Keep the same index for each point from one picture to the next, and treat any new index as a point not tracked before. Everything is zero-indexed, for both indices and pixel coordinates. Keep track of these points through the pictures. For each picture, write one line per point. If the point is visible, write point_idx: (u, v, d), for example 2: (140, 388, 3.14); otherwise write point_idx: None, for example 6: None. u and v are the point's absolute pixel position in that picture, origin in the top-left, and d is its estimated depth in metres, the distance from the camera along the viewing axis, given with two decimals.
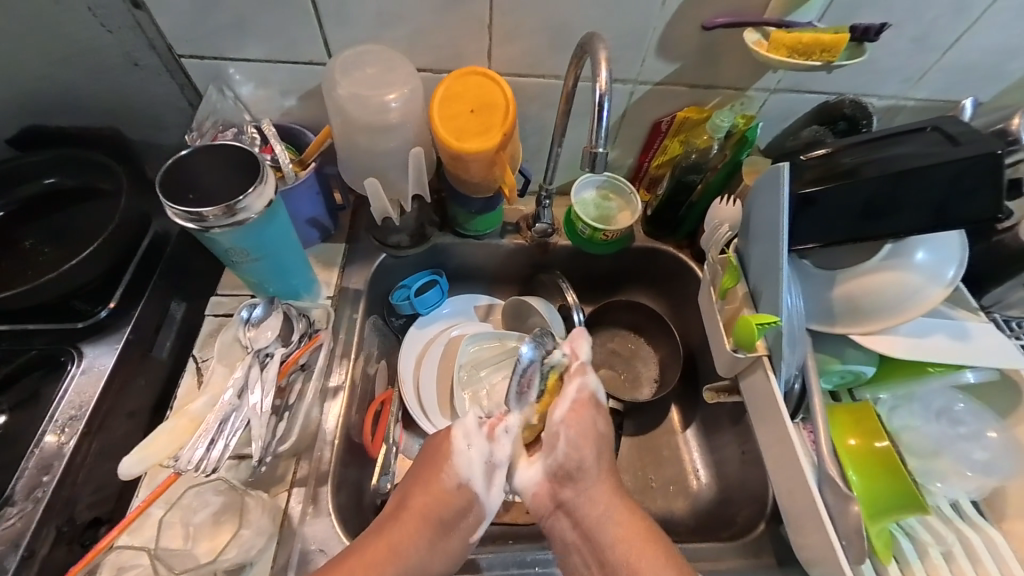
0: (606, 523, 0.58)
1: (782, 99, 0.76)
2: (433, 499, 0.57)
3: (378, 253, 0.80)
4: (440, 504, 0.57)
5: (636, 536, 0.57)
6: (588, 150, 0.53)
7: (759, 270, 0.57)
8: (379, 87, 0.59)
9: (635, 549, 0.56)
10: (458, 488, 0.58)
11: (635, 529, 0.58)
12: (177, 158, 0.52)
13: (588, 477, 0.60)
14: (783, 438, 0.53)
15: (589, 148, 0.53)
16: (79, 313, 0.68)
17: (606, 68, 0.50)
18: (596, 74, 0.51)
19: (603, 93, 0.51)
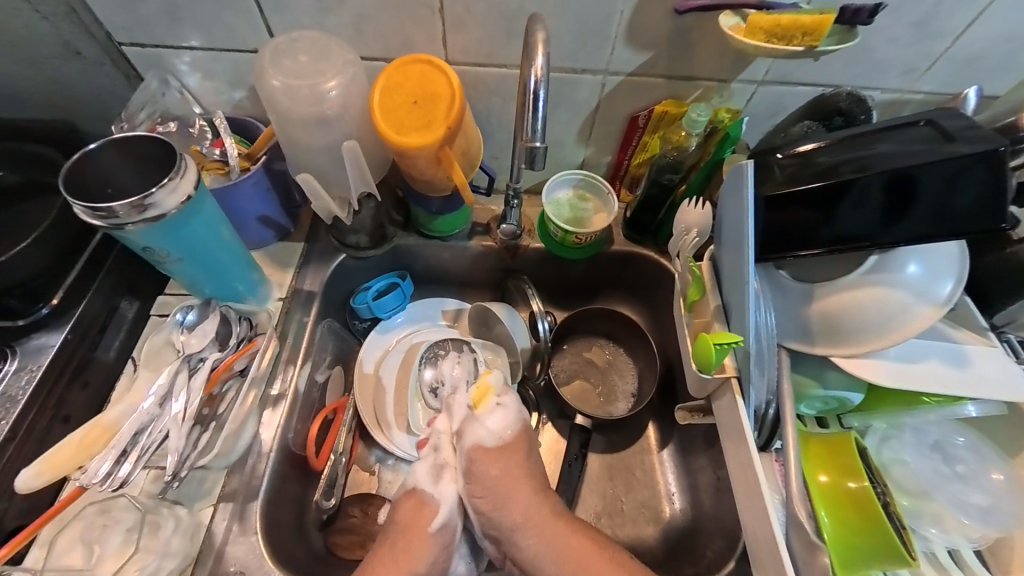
0: (543, 559, 0.50)
1: (769, 92, 0.70)
2: (412, 523, 0.53)
3: (336, 254, 0.76)
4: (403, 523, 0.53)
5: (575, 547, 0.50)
6: (525, 145, 0.50)
7: (729, 281, 0.51)
8: (312, 77, 0.56)
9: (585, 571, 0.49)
10: (414, 508, 0.54)
11: (585, 550, 0.50)
12: (79, 153, 0.48)
13: (510, 521, 0.51)
14: (746, 469, 0.47)
15: (525, 142, 0.50)
16: (13, 311, 0.63)
17: (542, 53, 0.46)
18: (530, 56, 0.47)
19: (538, 80, 0.47)
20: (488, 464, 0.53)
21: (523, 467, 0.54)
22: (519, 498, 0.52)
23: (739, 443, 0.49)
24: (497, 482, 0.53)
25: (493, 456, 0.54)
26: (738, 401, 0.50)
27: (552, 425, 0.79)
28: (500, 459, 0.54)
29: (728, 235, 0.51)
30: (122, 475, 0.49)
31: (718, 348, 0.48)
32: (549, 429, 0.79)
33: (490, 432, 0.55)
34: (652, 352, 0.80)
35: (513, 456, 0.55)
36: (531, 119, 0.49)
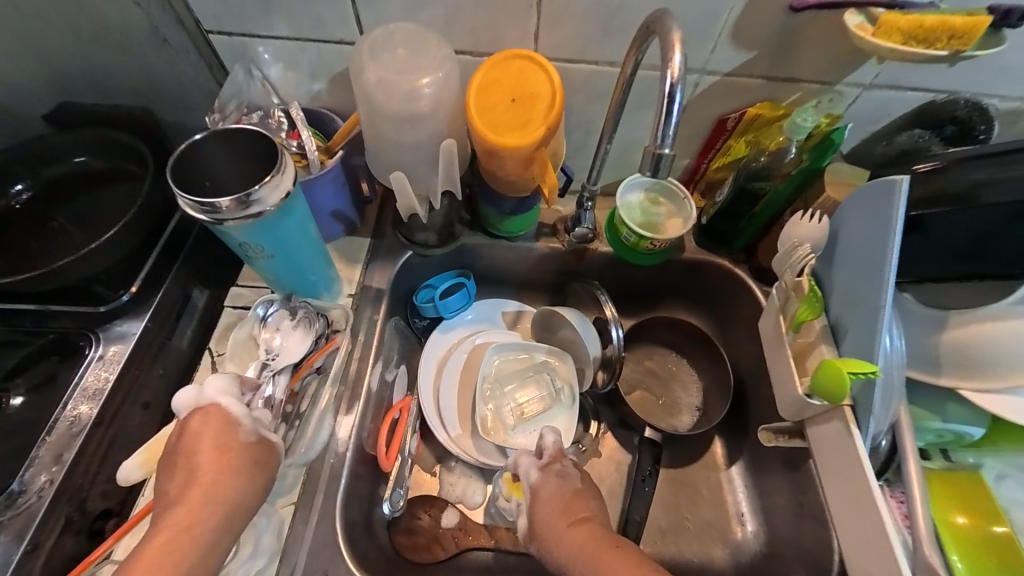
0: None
1: (876, 98, 0.65)
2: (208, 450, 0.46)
3: (402, 251, 0.74)
4: (226, 454, 0.46)
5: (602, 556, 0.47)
6: (652, 151, 0.46)
7: (846, 300, 0.49)
8: (410, 72, 0.54)
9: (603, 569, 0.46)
10: (255, 451, 0.48)
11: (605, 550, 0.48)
12: (188, 144, 0.48)
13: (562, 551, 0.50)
14: (864, 505, 0.46)
15: (653, 150, 0.46)
16: (99, 298, 0.65)
17: (682, 51, 0.42)
18: (666, 57, 0.43)
19: (673, 82, 0.43)
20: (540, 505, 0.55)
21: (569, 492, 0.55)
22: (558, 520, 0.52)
23: (854, 477, 0.47)
24: (548, 519, 0.53)
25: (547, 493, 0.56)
26: (852, 429, 0.47)
27: (612, 434, 0.77)
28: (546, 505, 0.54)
29: (852, 253, 0.48)
30: None
31: (853, 377, 0.44)
32: (609, 439, 0.77)
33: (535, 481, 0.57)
34: (723, 364, 0.76)
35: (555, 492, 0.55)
36: (662, 121, 0.45)
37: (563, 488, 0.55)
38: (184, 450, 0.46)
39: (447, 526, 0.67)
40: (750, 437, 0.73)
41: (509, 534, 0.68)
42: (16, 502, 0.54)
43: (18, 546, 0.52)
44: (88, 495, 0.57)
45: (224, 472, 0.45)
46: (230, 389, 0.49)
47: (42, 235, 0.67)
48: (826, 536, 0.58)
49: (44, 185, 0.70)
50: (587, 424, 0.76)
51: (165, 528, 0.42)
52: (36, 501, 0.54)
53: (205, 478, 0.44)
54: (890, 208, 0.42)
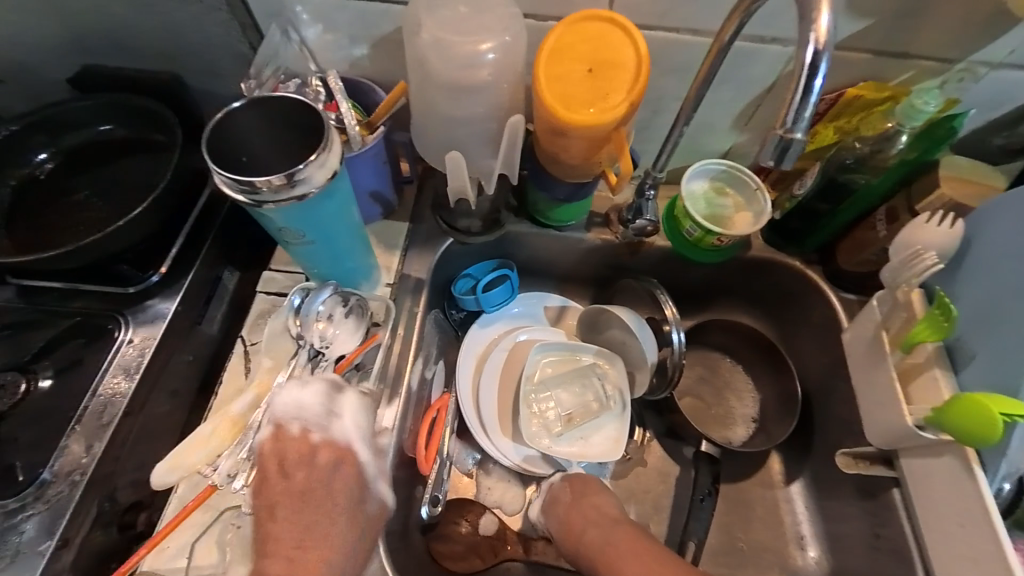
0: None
1: (1001, 80, 0.56)
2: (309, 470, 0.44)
3: (444, 237, 0.69)
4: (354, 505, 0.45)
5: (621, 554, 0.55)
6: (781, 136, 0.37)
7: (984, 318, 0.44)
8: (472, 34, 0.48)
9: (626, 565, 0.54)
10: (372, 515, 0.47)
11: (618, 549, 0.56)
12: (223, 113, 0.43)
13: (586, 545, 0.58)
14: (988, 557, 0.40)
15: (784, 133, 0.37)
16: (127, 278, 0.61)
17: (831, 10, 0.35)
18: (809, 17, 0.36)
19: (821, 48, 0.35)
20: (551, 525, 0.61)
21: (574, 506, 0.61)
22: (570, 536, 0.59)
23: (976, 524, 0.41)
24: (566, 535, 0.59)
25: (548, 511, 0.62)
26: (980, 473, 0.41)
27: (659, 442, 0.72)
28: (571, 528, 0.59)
29: (1003, 263, 0.43)
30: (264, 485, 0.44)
31: (1003, 419, 0.38)
32: (656, 449, 0.71)
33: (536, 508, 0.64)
34: (787, 374, 0.70)
35: (558, 509, 0.61)
36: (792, 100, 0.36)
37: (560, 507, 0.61)
38: (311, 487, 0.44)
39: (485, 534, 0.64)
40: (813, 455, 0.67)
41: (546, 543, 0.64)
42: (46, 493, 0.51)
43: (48, 539, 0.49)
44: (118, 486, 0.55)
45: (342, 537, 0.43)
46: (364, 427, 0.48)
47: (67, 208, 0.63)
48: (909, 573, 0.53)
49: (68, 154, 0.66)
50: (632, 431, 0.72)
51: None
52: (66, 492, 0.51)
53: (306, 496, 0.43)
54: None
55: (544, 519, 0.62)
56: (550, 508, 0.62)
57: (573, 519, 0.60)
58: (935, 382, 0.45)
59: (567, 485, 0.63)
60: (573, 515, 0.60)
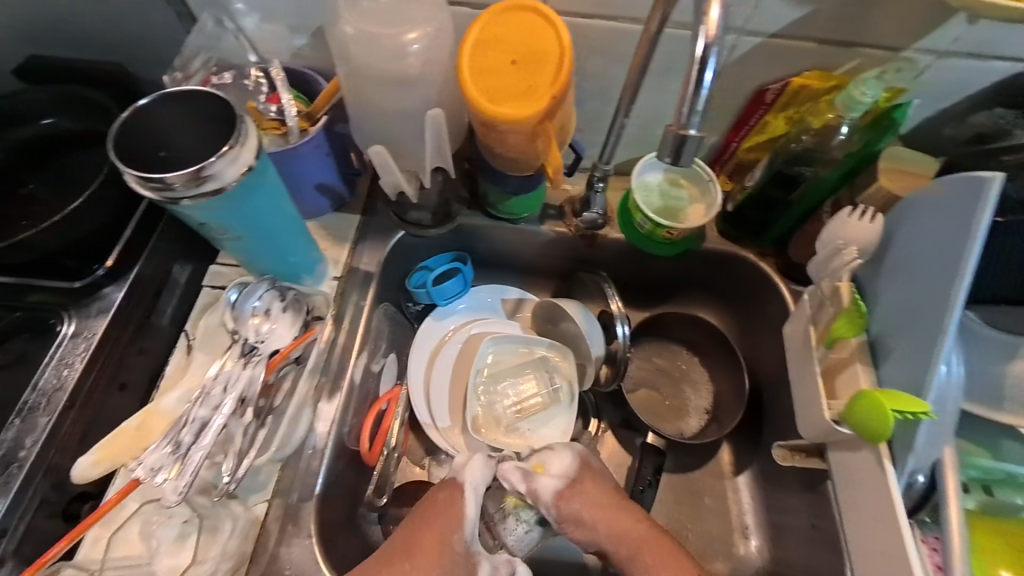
0: None
1: (954, 67, 0.53)
2: (439, 526, 0.50)
3: (395, 230, 0.68)
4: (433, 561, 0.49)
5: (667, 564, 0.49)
6: (675, 132, 0.40)
7: (896, 316, 0.44)
8: (396, 25, 0.47)
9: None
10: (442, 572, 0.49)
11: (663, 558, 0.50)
12: (132, 110, 0.44)
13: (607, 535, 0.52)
14: (894, 552, 0.40)
15: (676, 130, 0.40)
16: (71, 272, 0.61)
17: (721, 5, 0.36)
18: (701, 11, 0.37)
19: (710, 41, 0.36)
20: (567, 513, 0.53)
21: (601, 498, 0.54)
22: (598, 524, 0.53)
23: (884, 520, 0.41)
24: (582, 522, 0.53)
25: (568, 499, 0.53)
26: (887, 467, 0.41)
27: (613, 433, 0.71)
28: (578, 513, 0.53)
29: (897, 265, 0.45)
30: (186, 477, 0.46)
31: (896, 415, 0.39)
32: (610, 440, 0.71)
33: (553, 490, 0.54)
34: (739, 369, 0.69)
35: (584, 498, 0.53)
36: (686, 98, 0.39)
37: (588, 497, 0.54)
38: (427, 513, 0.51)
39: None
40: (762, 448, 0.67)
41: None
42: None
43: None
44: (65, 476, 0.56)
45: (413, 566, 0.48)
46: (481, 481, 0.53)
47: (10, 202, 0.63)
48: (840, 564, 0.54)
49: (14, 148, 0.64)
50: (586, 422, 0.70)
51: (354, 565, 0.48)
52: (7, 484, 0.52)
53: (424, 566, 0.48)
54: (974, 214, 0.37)
55: (551, 504, 0.53)
56: (572, 493, 0.53)
57: (603, 508, 0.53)
58: (856, 377, 0.45)
59: (580, 467, 0.55)
60: (600, 507, 0.53)
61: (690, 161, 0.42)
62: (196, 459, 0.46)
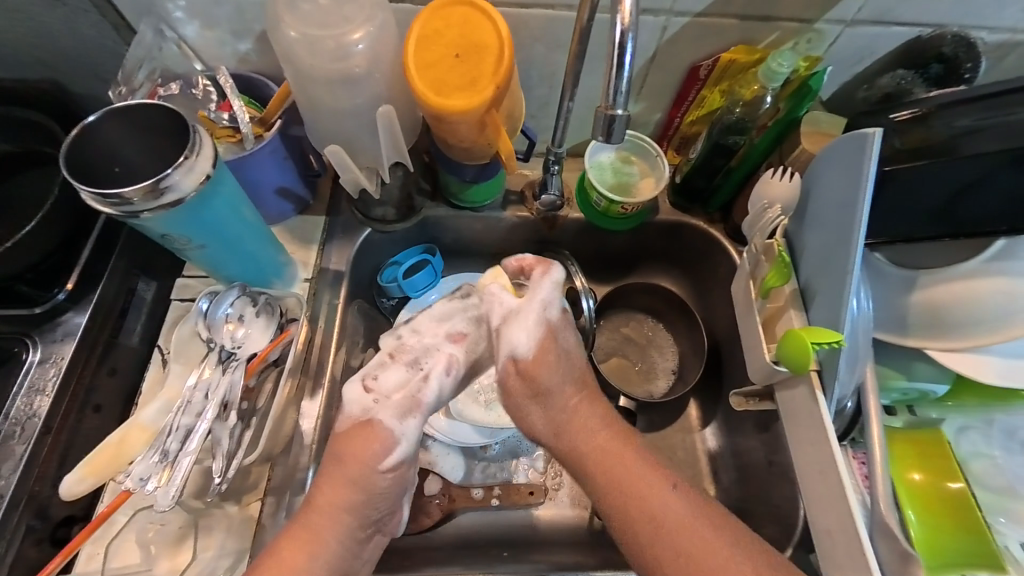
0: (586, 433, 0.53)
1: (860, 35, 0.59)
2: (343, 491, 0.49)
3: (361, 228, 0.69)
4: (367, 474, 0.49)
5: (611, 453, 0.51)
6: (604, 112, 0.44)
7: (817, 261, 0.49)
8: (337, 26, 0.48)
9: (650, 492, 0.48)
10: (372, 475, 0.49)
11: (628, 462, 0.51)
12: (80, 128, 0.45)
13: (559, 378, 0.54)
14: (826, 468, 0.45)
15: (605, 110, 0.44)
16: (31, 299, 0.60)
17: None
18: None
19: (626, 28, 0.40)
20: (532, 360, 0.53)
21: (562, 359, 0.55)
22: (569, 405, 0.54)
23: (820, 445, 0.46)
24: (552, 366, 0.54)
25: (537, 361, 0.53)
26: (820, 396, 0.46)
27: None
28: (537, 369, 0.54)
29: (815, 216, 0.49)
30: (175, 482, 0.47)
31: (817, 347, 0.45)
32: None
33: (525, 339, 0.54)
34: (698, 329, 0.75)
35: (541, 361, 0.54)
36: (613, 78, 0.42)
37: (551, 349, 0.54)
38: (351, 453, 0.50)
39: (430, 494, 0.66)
40: (723, 400, 0.73)
41: (468, 496, 0.66)
42: None
43: None
44: (48, 502, 0.55)
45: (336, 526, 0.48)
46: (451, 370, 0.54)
47: None
48: (796, 492, 0.60)
49: None
50: None
51: (295, 538, 0.47)
52: None
53: (346, 486, 0.49)
54: (863, 163, 0.42)
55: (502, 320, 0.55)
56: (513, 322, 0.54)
57: (580, 406, 0.54)
58: (790, 320, 0.51)
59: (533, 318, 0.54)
60: (546, 371, 0.54)
61: (623, 137, 0.46)
62: (184, 464, 0.47)
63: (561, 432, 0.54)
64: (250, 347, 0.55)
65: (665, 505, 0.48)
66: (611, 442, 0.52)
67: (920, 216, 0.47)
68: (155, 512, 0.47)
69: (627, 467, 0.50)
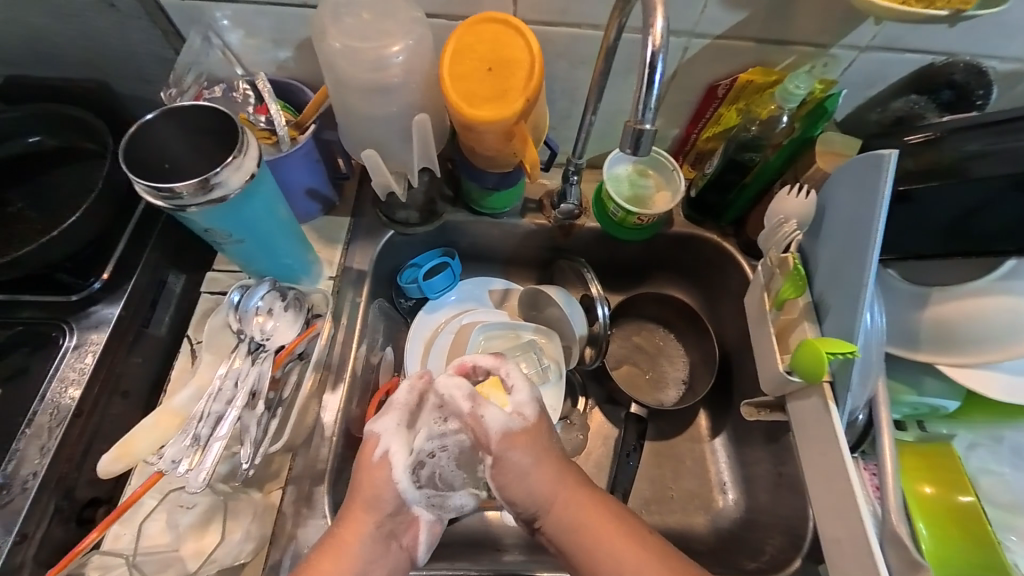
0: (569, 528, 0.50)
1: (873, 59, 0.61)
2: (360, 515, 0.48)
3: (384, 230, 0.71)
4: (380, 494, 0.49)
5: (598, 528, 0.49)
6: (632, 127, 0.46)
7: (831, 276, 0.51)
8: (378, 39, 0.51)
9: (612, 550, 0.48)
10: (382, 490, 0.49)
11: (609, 537, 0.48)
12: (137, 126, 0.48)
13: (541, 492, 0.51)
14: (836, 476, 0.46)
15: (633, 125, 0.46)
16: (70, 287, 0.62)
17: (662, 15, 0.41)
18: (648, 21, 0.42)
19: (656, 50, 0.42)
20: (508, 449, 0.51)
21: (546, 454, 0.52)
22: (551, 494, 0.51)
23: (831, 454, 0.47)
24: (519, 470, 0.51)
25: (517, 443, 0.51)
26: (831, 406, 0.48)
27: (599, 409, 0.76)
28: (519, 443, 0.51)
29: (831, 235, 0.51)
30: (205, 466, 0.48)
31: (830, 357, 0.46)
32: (597, 414, 0.76)
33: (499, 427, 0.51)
34: (709, 339, 0.76)
35: (519, 465, 0.51)
36: (640, 95, 0.44)
37: (520, 455, 0.51)
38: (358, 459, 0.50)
39: None
40: (732, 410, 0.74)
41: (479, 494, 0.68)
42: None
43: (7, 536, 0.51)
44: (75, 484, 0.57)
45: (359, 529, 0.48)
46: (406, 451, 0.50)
47: None
48: (804, 503, 0.61)
49: None
50: (574, 400, 0.76)
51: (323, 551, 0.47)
52: (21, 495, 0.53)
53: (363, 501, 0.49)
54: (877, 185, 0.44)
55: (500, 448, 0.51)
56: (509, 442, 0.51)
57: (563, 493, 0.51)
58: (803, 332, 0.53)
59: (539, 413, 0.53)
60: (544, 468, 0.51)
61: (648, 150, 0.48)
62: (214, 450, 0.49)
63: (548, 520, 0.51)
64: (280, 338, 0.56)
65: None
66: (597, 520, 0.50)
67: (929, 235, 0.49)
68: (184, 495, 0.48)
69: (618, 541, 0.48)
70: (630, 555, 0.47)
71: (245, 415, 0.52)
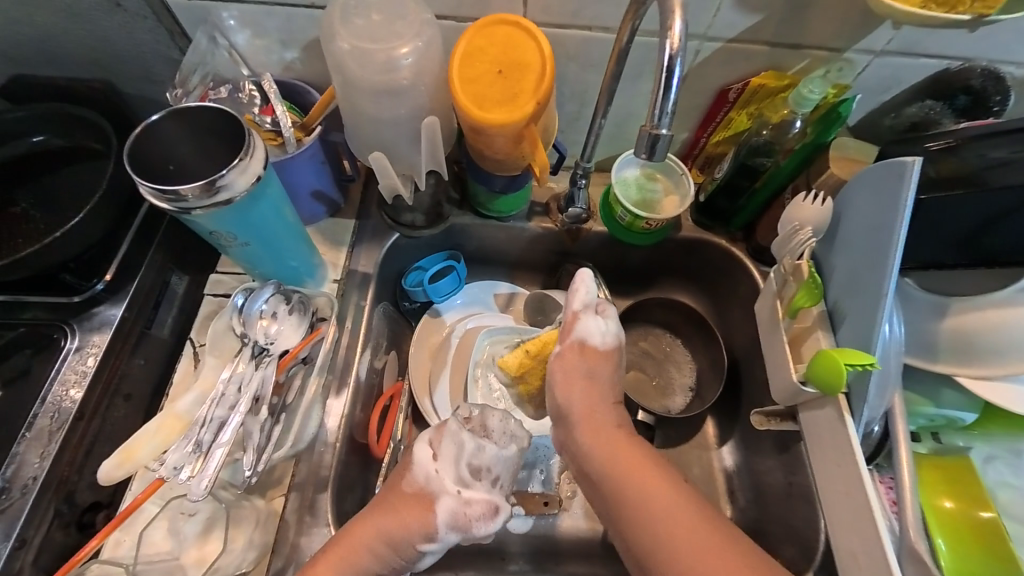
0: (594, 458, 0.53)
1: (888, 64, 0.60)
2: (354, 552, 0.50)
3: (390, 233, 0.70)
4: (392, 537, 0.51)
5: (625, 459, 0.51)
6: (647, 131, 0.45)
7: (848, 284, 0.50)
8: (387, 40, 0.50)
9: (638, 477, 0.50)
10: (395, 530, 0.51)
11: (635, 463, 0.51)
12: (142, 126, 0.48)
13: (578, 414, 0.56)
14: (852, 491, 0.45)
15: (649, 129, 0.45)
16: (72, 287, 0.62)
17: (680, 18, 0.41)
18: (665, 25, 0.41)
19: (673, 53, 0.41)
20: (566, 372, 0.58)
21: (598, 383, 0.57)
22: (584, 421, 0.55)
23: (847, 468, 0.46)
24: (568, 394, 0.56)
25: (570, 360, 0.58)
26: (847, 418, 0.47)
27: None
28: (595, 355, 0.58)
29: (848, 242, 0.50)
30: (208, 472, 0.48)
31: (848, 368, 0.45)
32: None
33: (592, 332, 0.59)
34: (717, 346, 0.75)
35: (578, 382, 0.57)
36: (656, 99, 0.43)
37: (578, 370, 0.58)
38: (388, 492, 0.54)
39: None
40: (740, 418, 0.73)
41: None
42: None
43: (5, 542, 0.50)
44: (76, 488, 0.56)
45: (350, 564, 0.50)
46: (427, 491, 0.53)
47: None
48: (815, 515, 0.60)
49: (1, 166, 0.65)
50: None
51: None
52: (20, 499, 0.52)
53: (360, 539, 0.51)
54: (899, 192, 0.43)
55: (565, 348, 0.59)
56: (581, 351, 0.58)
57: (589, 423, 0.55)
58: (817, 341, 0.52)
59: (615, 346, 0.59)
60: (585, 393, 0.56)
61: (663, 154, 0.47)
62: (218, 455, 0.48)
63: (579, 448, 0.54)
64: (284, 342, 0.55)
65: (671, 512, 0.47)
66: (624, 448, 0.53)
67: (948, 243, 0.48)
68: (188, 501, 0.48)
69: (649, 477, 0.50)
70: (662, 490, 0.49)
71: (248, 420, 0.51)
